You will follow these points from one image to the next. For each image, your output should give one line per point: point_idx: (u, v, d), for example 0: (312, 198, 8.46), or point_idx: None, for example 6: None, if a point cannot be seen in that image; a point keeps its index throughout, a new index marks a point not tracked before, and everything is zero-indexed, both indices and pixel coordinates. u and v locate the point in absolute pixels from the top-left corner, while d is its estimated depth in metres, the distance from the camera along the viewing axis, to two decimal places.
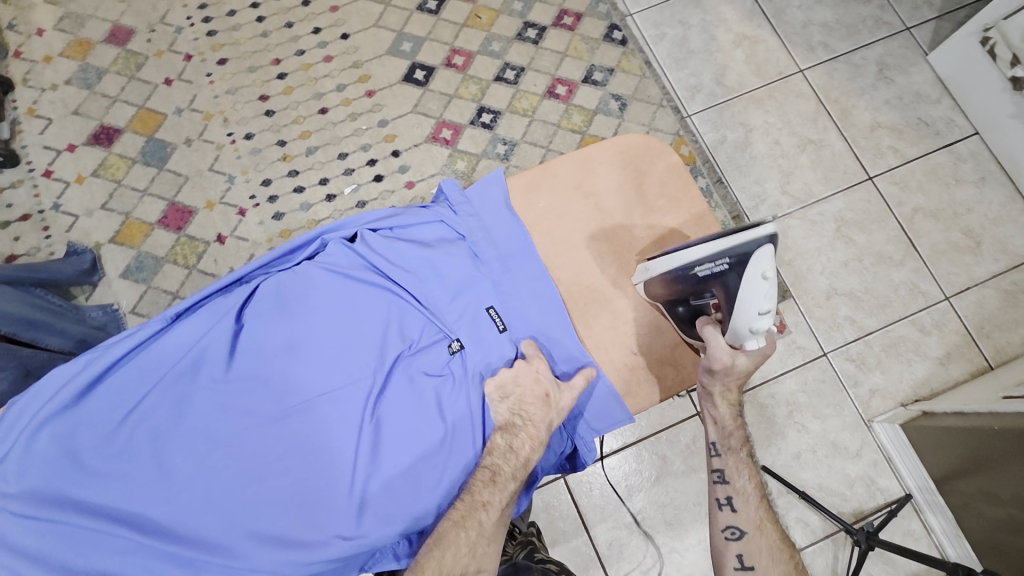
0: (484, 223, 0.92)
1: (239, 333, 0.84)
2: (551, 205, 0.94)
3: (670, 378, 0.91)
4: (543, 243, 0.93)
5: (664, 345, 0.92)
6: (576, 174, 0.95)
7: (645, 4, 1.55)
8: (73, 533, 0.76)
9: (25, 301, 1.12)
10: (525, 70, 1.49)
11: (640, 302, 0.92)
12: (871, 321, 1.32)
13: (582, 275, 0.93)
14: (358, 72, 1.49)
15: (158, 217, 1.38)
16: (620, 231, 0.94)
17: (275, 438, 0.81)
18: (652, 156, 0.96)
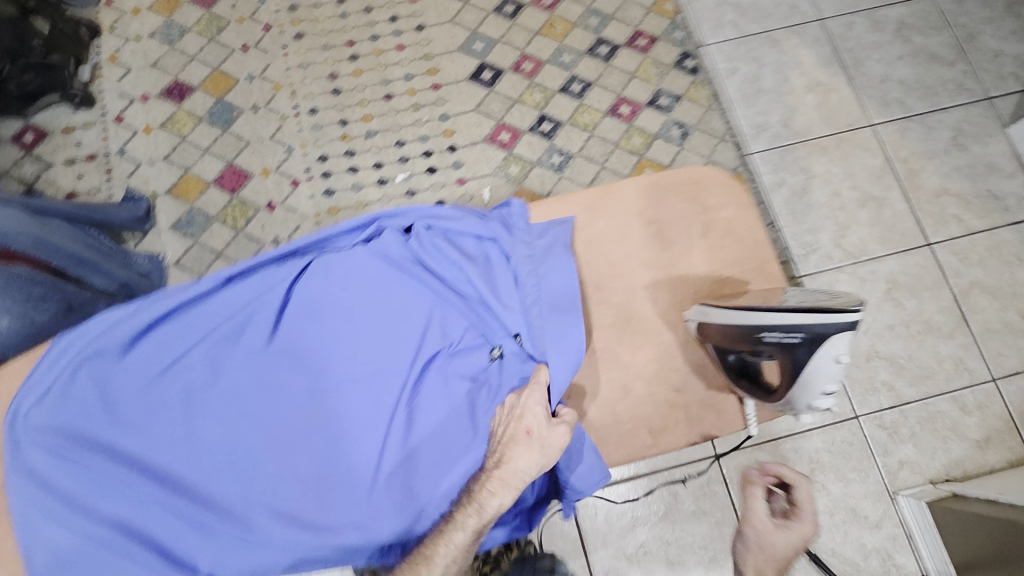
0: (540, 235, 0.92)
1: (287, 309, 0.85)
2: (612, 227, 0.93)
3: (709, 421, 0.90)
4: (597, 265, 0.92)
5: (709, 387, 0.90)
6: (639, 201, 0.94)
7: (722, 36, 1.53)
8: (95, 476, 0.76)
9: (79, 240, 1.16)
10: (592, 85, 1.49)
11: (688, 338, 0.91)
12: (910, 390, 1.27)
13: (632, 303, 0.92)
14: (427, 65, 1.51)
15: (215, 176, 1.41)
16: (678, 264, 0.92)
17: (305, 418, 0.82)
18: (720, 192, 0.95)
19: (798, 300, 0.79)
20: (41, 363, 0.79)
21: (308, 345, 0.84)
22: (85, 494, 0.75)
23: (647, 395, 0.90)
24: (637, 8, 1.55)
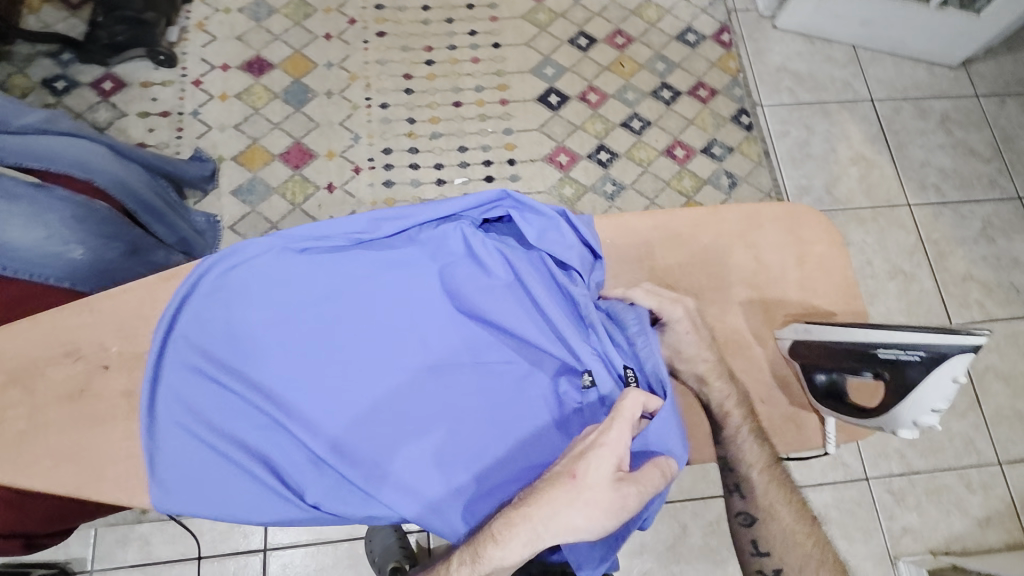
0: (633, 240, 0.90)
1: (405, 268, 0.79)
2: (712, 243, 0.91)
3: (789, 436, 0.86)
4: (693, 277, 0.89)
5: (793, 404, 0.86)
6: (741, 222, 0.91)
7: (778, 100, 1.62)
8: (225, 399, 0.73)
9: (153, 188, 1.20)
10: (651, 124, 1.56)
11: (777, 357, 0.88)
12: (919, 460, 1.31)
13: (726, 318, 0.88)
14: (498, 80, 1.57)
15: (282, 151, 1.45)
16: (772, 285, 0.90)
17: (412, 378, 0.76)
18: (817, 225, 0.92)
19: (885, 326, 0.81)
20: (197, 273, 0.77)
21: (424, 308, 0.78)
22: (184, 427, 0.72)
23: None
24: (702, 61, 1.64)
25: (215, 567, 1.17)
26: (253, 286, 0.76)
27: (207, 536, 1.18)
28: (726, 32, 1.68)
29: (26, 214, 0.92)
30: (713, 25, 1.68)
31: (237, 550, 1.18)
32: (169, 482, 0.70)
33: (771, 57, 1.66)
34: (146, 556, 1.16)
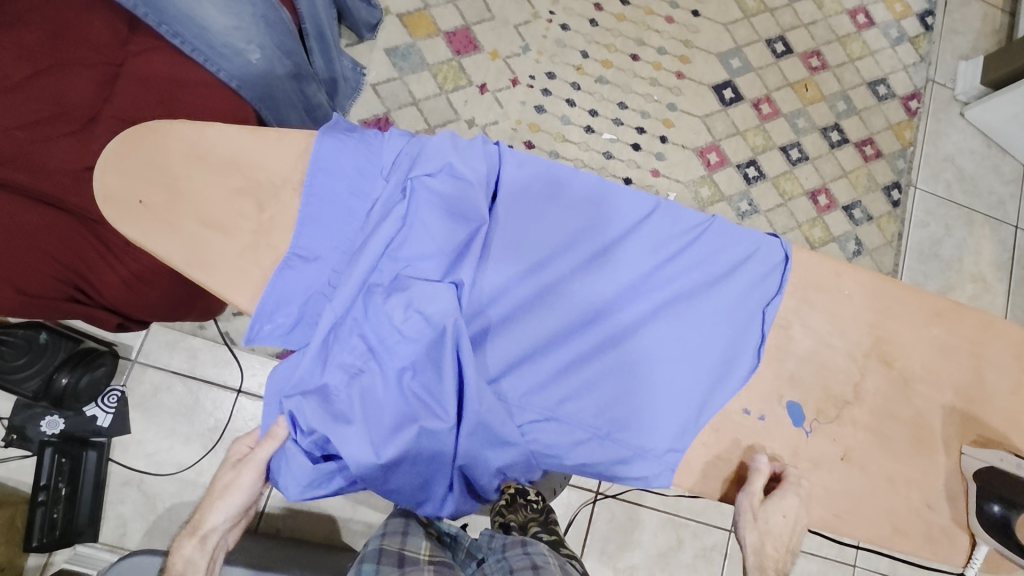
0: (858, 300, 0.76)
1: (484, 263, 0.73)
2: (943, 336, 0.76)
3: (940, 547, 0.72)
4: (915, 363, 0.76)
5: (954, 520, 0.73)
6: (978, 329, 0.77)
7: (932, 188, 1.54)
8: (548, 322, 0.73)
9: (329, 16, 1.11)
10: (808, 160, 1.49)
11: (935, 471, 0.74)
12: (907, 572, 1.35)
13: (887, 419, 0.75)
14: (683, 50, 1.48)
15: (449, 29, 1.37)
16: (983, 404, 0.76)
17: (509, 334, 0.72)
18: (995, 342, 0.77)
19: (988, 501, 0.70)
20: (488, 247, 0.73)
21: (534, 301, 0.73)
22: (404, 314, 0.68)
23: (903, 496, 0.73)
24: (881, 119, 1.56)
25: (251, 407, 1.15)
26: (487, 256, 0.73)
27: (251, 374, 1.15)
28: (915, 99, 1.59)
29: None
30: (907, 86, 1.59)
31: None
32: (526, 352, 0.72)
33: (947, 142, 1.57)
34: (191, 369, 1.14)
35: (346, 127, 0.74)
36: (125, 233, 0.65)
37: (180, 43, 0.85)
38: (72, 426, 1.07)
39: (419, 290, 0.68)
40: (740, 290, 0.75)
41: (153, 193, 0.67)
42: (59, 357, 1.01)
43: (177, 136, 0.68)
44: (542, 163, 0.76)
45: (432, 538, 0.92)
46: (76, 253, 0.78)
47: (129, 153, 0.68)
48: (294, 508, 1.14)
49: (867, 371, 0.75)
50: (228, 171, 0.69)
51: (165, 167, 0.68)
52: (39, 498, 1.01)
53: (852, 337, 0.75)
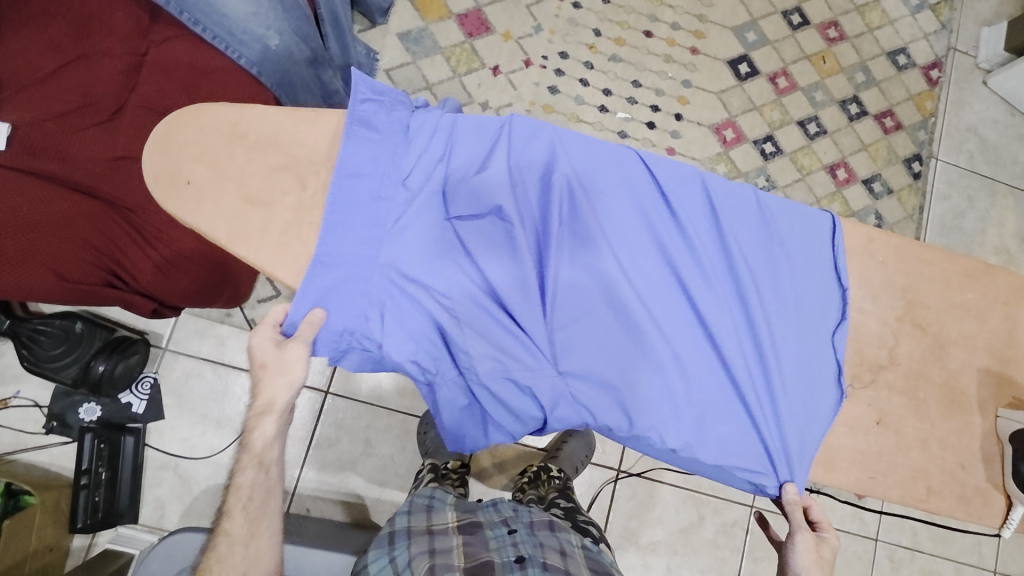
0: (891, 266, 0.76)
1: (529, 245, 0.73)
2: (977, 300, 0.76)
3: (974, 507, 0.73)
4: (948, 327, 0.76)
5: (988, 480, 0.74)
6: (1011, 291, 0.76)
7: (954, 159, 1.52)
8: (596, 303, 0.72)
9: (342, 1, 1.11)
10: (826, 134, 1.47)
11: (970, 432, 0.75)
12: (928, 542, 1.35)
13: (920, 382, 0.75)
14: (697, 25, 1.46)
15: (461, 12, 1.37)
16: (1017, 365, 0.76)
17: (557, 315, 0.71)
18: None
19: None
20: (531, 229, 0.73)
21: (582, 283, 0.72)
22: (450, 296, 0.70)
23: (937, 459, 0.74)
24: (902, 90, 1.53)
25: None
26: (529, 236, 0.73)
27: None
28: (936, 68, 1.56)
29: None
30: (927, 55, 1.56)
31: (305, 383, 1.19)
32: (575, 334, 0.71)
33: (969, 111, 1.54)
34: (219, 355, 1.17)
35: (360, 120, 0.72)
36: (168, 209, 0.68)
37: (201, 31, 0.86)
38: (109, 412, 1.11)
39: (466, 277, 0.71)
40: (795, 250, 0.75)
41: (196, 172, 0.68)
42: (95, 345, 1.04)
43: (217, 114, 0.70)
44: (579, 140, 0.75)
45: (469, 506, 0.93)
46: (114, 242, 0.81)
47: (174, 131, 0.69)
48: (323, 488, 1.17)
49: (901, 336, 0.75)
50: (269, 147, 0.70)
51: (205, 143, 0.69)
52: (82, 482, 1.05)
53: (885, 303, 0.75)
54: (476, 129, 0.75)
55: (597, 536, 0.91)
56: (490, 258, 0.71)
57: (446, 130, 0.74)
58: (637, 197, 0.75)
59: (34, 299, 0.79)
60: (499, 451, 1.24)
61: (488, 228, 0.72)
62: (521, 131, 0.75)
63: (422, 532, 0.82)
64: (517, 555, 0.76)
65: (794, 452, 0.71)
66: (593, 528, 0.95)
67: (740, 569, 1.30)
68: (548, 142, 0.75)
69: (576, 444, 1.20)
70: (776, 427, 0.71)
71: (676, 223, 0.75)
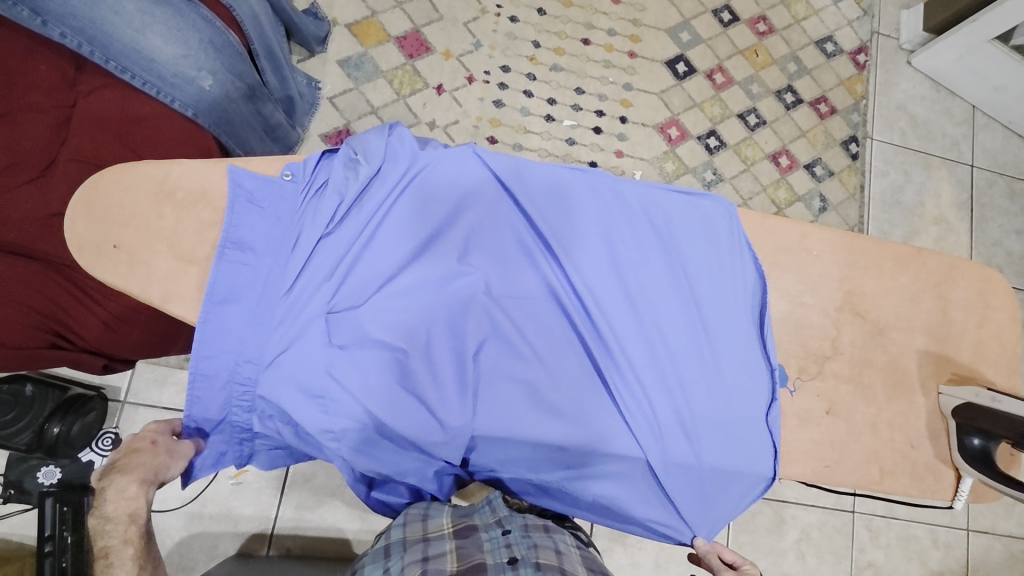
0: (826, 258, 0.80)
1: (441, 287, 0.73)
2: (909, 284, 0.81)
3: (926, 484, 0.77)
4: (885, 312, 0.80)
5: (937, 457, 0.78)
6: (940, 271, 0.82)
7: (888, 137, 1.58)
8: (513, 339, 0.74)
9: (276, 34, 1.10)
10: (766, 124, 1.52)
11: (917, 412, 0.79)
12: (902, 508, 1.40)
13: (863, 367, 0.79)
14: (632, 30, 1.49)
15: (399, 34, 1.38)
16: (953, 342, 0.81)
17: (479, 355, 0.73)
18: (958, 279, 0.82)
19: (971, 440, 0.75)
20: (442, 271, 0.74)
21: (498, 322, 0.74)
22: (369, 351, 0.70)
23: (886, 440, 0.78)
24: (832, 75, 1.59)
25: None
26: (441, 280, 0.74)
27: None
28: (862, 52, 1.62)
29: (165, 22, 0.85)
30: (853, 41, 1.63)
31: None
32: (498, 373, 0.73)
33: (898, 92, 1.62)
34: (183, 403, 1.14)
35: (243, 228, 0.69)
36: (100, 275, 0.68)
37: (131, 77, 0.85)
38: (70, 473, 1.07)
39: (384, 327, 0.70)
40: (697, 256, 0.78)
41: (124, 235, 0.69)
42: (47, 407, 1.01)
43: (143, 173, 0.71)
44: (476, 198, 0.77)
45: (464, 508, 0.90)
46: (56, 302, 0.79)
47: (96, 196, 0.70)
48: (303, 526, 1.15)
49: (842, 324, 0.80)
50: (197, 204, 0.71)
51: (132, 206, 0.70)
52: (46, 550, 0.98)
53: (825, 295, 0.80)
54: (373, 207, 0.74)
55: (586, 539, 0.90)
56: (405, 305, 0.72)
57: (338, 183, 0.74)
58: (543, 226, 0.76)
59: None
60: None
61: (399, 275, 0.73)
62: (415, 173, 0.76)
63: (416, 539, 0.79)
64: (509, 557, 0.76)
65: (737, 456, 0.74)
66: (583, 531, 0.93)
67: None
68: (444, 183, 0.77)
69: None
70: (709, 430, 0.74)
71: (579, 249, 0.77)
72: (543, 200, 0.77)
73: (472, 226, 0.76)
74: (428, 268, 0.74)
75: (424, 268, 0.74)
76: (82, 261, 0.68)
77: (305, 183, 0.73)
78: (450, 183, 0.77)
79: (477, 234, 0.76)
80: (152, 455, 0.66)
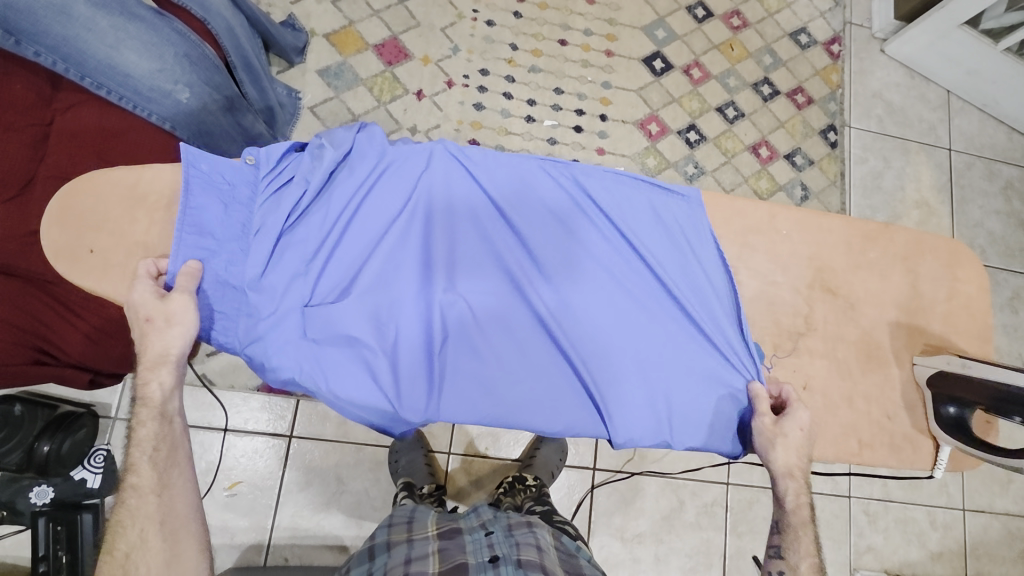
0: (795, 238, 0.82)
1: (406, 276, 0.76)
2: (879, 260, 0.83)
3: (905, 454, 0.80)
4: (856, 288, 0.82)
5: (914, 427, 0.81)
6: (908, 246, 0.83)
7: (866, 125, 1.60)
8: (478, 323, 0.77)
9: (252, 45, 1.10)
10: (745, 116, 1.54)
11: (892, 384, 0.81)
12: (898, 490, 1.41)
13: (836, 345, 0.81)
14: (608, 29, 1.51)
15: (377, 41, 1.39)
16: (924, 315, 0.83)
17: (445, 339, 0.76)
18: (927, 255, 0.84)
19: (947, 409, 0.77)
20: (408, 261, 0.77)
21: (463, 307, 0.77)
22: (338, 339, 0.73)
23: (863, 412, 0.80)
24: (807, 66, 1.61)
25: (240, 443, 1.16)
26: (406, 268, 0.76)
27: (235, 412, 1.16)
28: (836, 42, 1.65)
29: (141, 37, 0.86)
30: (826, 31, 1.65)
31: (265, 430, 1.17)
32: (464, 356, 0.76)
33: (872, 79, 1.64)
34: None
35: (203, 216, 0.71)
36: (75, 280, 0.70)
37: (107, 93, 0.86)
38: (63, 491, 1.04)
39: (352, 315, 0.74)
40: (661, 238, 0.80)
41: (98, 240, 0.70)
42: (37, 426, 1.02)
43: (115, 179, 0.72)
44: (440, 188, 0.78)
45: (448, 514, 0.93)
46: (37, 317, 0.80)
47: (72, 203, 0.71)
48: (299, 535, 1.15)
49: (814, 301, 0.81)
50: (169, 207, 0.72)
51: (106, 212, 0.71)
52: (40, 570, 1.00)
53: (795, 273, 0.81)
54: (338, 201, 0.76)
55: (573, 534, 0.93)
56: (371, 295, 0.75)
57: (303, 177, 0.76)
58: (505, 214, 0.78)
59: None
60: (475, 468, 1.24)
61: (364, 266, 0.76)
62: (381, 166, 0.78)
63: (400, 541, 0.82)
64: (491, 556, 0.75)
65: (697, 429, 0.77)
66: (570, 527, 0.96)
67: (727, 546, 1.32)
68: (409, 174, 0.78)
69: (549, 450, 1.21)
70: (671, 406, 0.77)
71: (543, 234, 0.79)
72: (509, 192, 0.79)
73: (435, 216, 0.78)
74: (393, 258, 0.77)
75: (389, 258, 0.76)
76: (56, 265, 0.69)
77: (265, 171, 0.75)
78: (414, 173, 0.78)
79: (441, 223, 0.78)
80: (160, 334, 0.68)
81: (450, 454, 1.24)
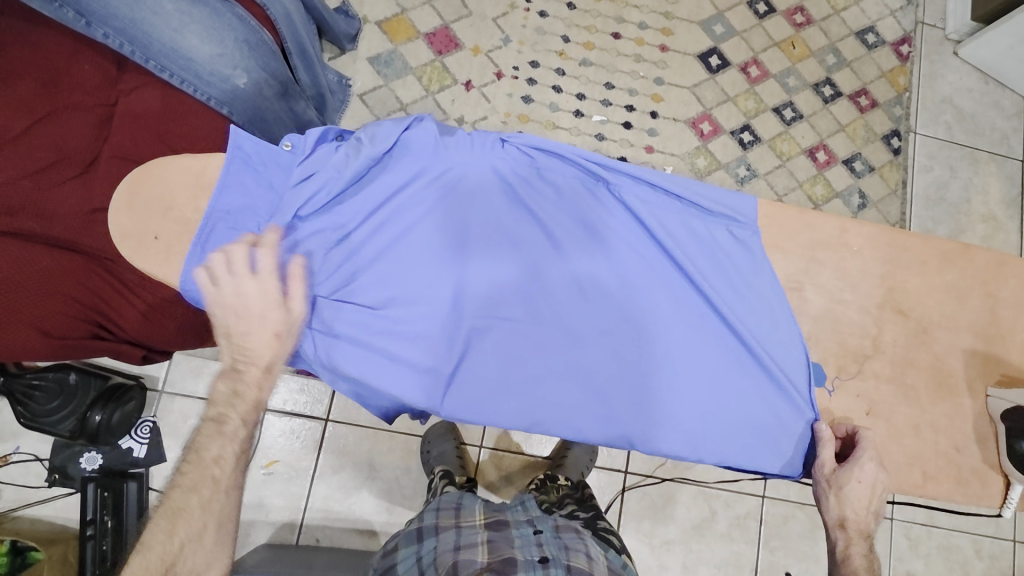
0: (867, 255, 0.78)
1: (439, 267, 0.77)
2: (956, 282, 0.78)
3: (971, 489, 0.76)
4: (929, 311, 0.78)
5: (983, 461, 0.77)
6: (989, 268, 0.78)
7: (933, 131, 1.52)
8: (506, 316, 0.77)
9: (308, 30, 1.11)
10: (803, 118, 1.48)
11: (961, 414, 0.77)
12: (944, 517, 1.34)
13: (901, 369, 0.78)
14: (664, 23, 1.47)
15: (429, 30, 1.38)
16: (1002, 343, 0.78)
17: (473, 331, 0.77)
18: (1010, 278, 0.79)
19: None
20: (442, 252, 0.77)
21: (493, 301, 0.77)
22: (368, 324, 0.75)
23: (931, 442, 0.77)
24: (873, 67, 1.53)
25: (278, 423, 1.18)
26: (438, 259, 0.77)
27: (275, 392, 1.18)
28: (906, 43, 1.56)
29: (202, 22, 0.87)
30: (896, 31, 1.57)
31: (302, 413, 1.19)
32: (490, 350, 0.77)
33: (943, 84, 1.55)
34: None
35: (246, 196, 0.75)
36: (140, 263, 0.74)
37: (169, 76, 0.87)
38: (111, 459, 1.10)
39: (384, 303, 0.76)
40: (703, 244, 0.78)
41: (163, 228, 0.75)
42: (90, 395, 1.04)
43: (181, 167, 0.76)
44: (477, 180, 0.78)
45: (497, 505, 0.93)
46: (98, 293, 0.83)
47: (142, 188, 0.76)
48: (331, 517, 1.17)
49: (884, 323, 0.78)
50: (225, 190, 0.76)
51: (172, 199, 0.76)
52: (88, 533, 1.04)
53: (865, 292, 0.78)
54: (376, 188, 0.77)
55: (617, 546, 0.90)
56: (403, 283, 0.76)
57: (340, 160, 0.76)
58: (540, 210, 0.79)
59: (27, 359, 0.82)
60: (505, 464, 1.24)
61: (397, 255, 0.77)
62: (419, 155, 0.78)
63: (448, 526, 0.83)
64: (540, 555, 0.73)
65: (720, 440, 0.76)
66: (614, 538, 0.93)
67: (758, 560, 1.29)
68: (448, 164, 0.78)
69: (580, 451, 1.19)
70: (696, 415, 0.76)
71: (577, 233, 0.78)
72: (533, 193, 0.79)
73: (472, 208, 0.78)
74: (426, 249, 0.77)
75: (423, 248, 0.77)
76: (124, 248, 0.74)
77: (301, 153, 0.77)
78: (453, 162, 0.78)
79: (477, 215, 0.78)
80: None
81: (481, 449, 1.24)
